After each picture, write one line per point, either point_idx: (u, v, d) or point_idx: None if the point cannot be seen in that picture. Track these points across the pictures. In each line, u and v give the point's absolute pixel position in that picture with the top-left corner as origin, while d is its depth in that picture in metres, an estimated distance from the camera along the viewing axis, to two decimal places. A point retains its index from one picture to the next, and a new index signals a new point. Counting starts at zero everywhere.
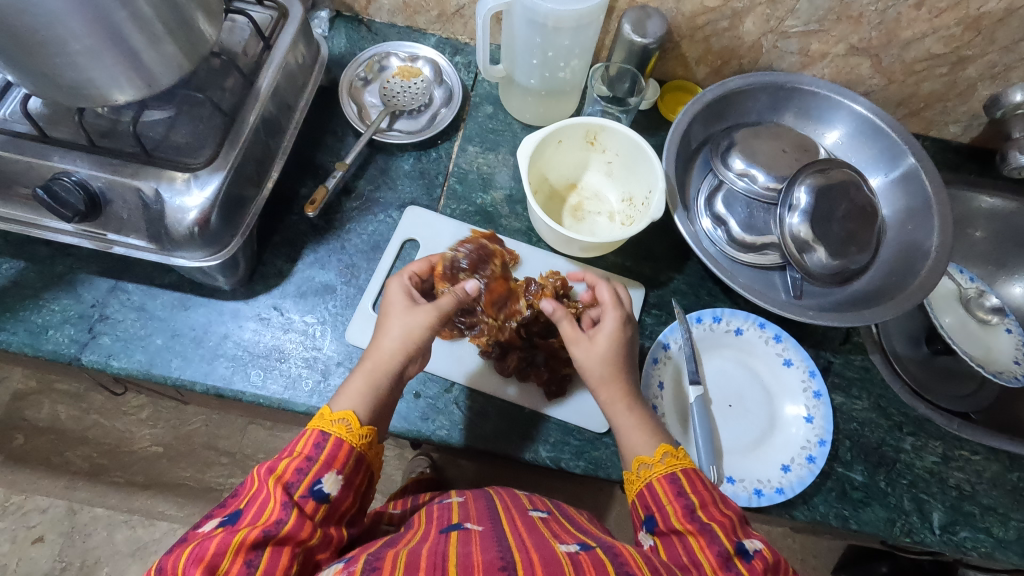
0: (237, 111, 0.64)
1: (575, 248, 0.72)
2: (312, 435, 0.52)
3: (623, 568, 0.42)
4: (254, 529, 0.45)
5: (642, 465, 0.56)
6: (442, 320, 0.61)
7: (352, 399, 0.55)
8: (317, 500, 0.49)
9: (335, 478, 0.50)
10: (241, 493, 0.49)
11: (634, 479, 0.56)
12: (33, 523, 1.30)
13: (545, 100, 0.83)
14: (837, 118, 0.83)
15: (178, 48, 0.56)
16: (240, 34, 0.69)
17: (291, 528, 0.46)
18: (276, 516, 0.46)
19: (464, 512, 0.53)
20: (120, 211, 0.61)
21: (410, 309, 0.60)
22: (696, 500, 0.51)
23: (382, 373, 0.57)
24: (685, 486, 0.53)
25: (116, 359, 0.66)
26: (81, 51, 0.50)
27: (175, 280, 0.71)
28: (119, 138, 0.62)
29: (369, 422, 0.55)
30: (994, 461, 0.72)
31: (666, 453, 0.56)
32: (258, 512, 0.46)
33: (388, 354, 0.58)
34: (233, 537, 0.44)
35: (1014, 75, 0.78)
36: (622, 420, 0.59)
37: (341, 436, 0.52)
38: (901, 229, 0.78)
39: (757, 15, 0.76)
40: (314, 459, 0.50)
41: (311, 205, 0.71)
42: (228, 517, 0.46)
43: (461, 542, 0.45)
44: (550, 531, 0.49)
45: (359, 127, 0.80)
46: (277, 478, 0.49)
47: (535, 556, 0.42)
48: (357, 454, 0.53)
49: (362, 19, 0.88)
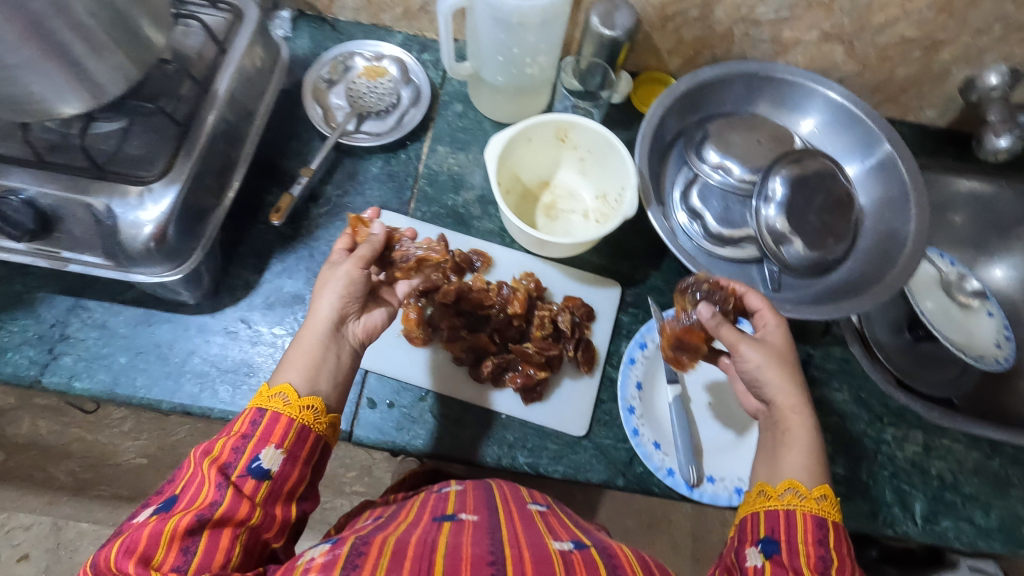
0: (193, 119, 0.62)
1: (555, 249, 0.71)
2: (249, 414, 0.52)
3: (612, 561, 0.43)
4: (188, 515, 0.45)
5: (792, 490, 0.52)
6: (361, 265, 0.60)
7: (287, 368, 0.55)
8: (257, 478, 0.49)
9: (274, 452, 0.50)
10: (179, 476, 0.49)
11: (774, 498, 0.53)
12: (18, 541, 1.28)
13: (516, 98, 0.81)
14: (812, 106, 0.81)
15: (124, 57, 0.54)
16: (194, 39, 0.67)
17: (228, 507, 0.46)
18: (211, 498, 0.46)
19: (460, 500, 0.53)
20: (73, 228, 0.58)
21: (331, 270, 0.60)
22: (835, 560, 0.48)
23: (311, 331, 0.57)
24: (828, 537, 0.50)
25: (79, 379, 0.64)
26: (17, 64, 0.47)
27: (138, 296, 0.69)
28: (68, 152, 0.60)
29: (310, 392, 0.54)
30: (975, 449, 0.71)
31: (823, 495, 0.52)
32: (193, 496, 0.46)
33: (313, 316, 0.58)
34: (165, 524, 0.44)
35: (988, 58, 0.77)
36: (795, 439, 0.56)
37: (278, 409, 0.52)
38: (878, 217, 0.77)
39: (727, 3, 0.74)
40: (251, 436, 0.50)
41: (276, 214, 0.70)
42: (165, 503, 0.46)
43: (453, 532, 0.45)
44: (545, 526, 0.49)
45: (325, 130, 0.78)
46: (212, 461, 0.48)
47: (526, 554, 0.42)
48: (298, 427, 0.52)
49: (326, 18, 0.86)
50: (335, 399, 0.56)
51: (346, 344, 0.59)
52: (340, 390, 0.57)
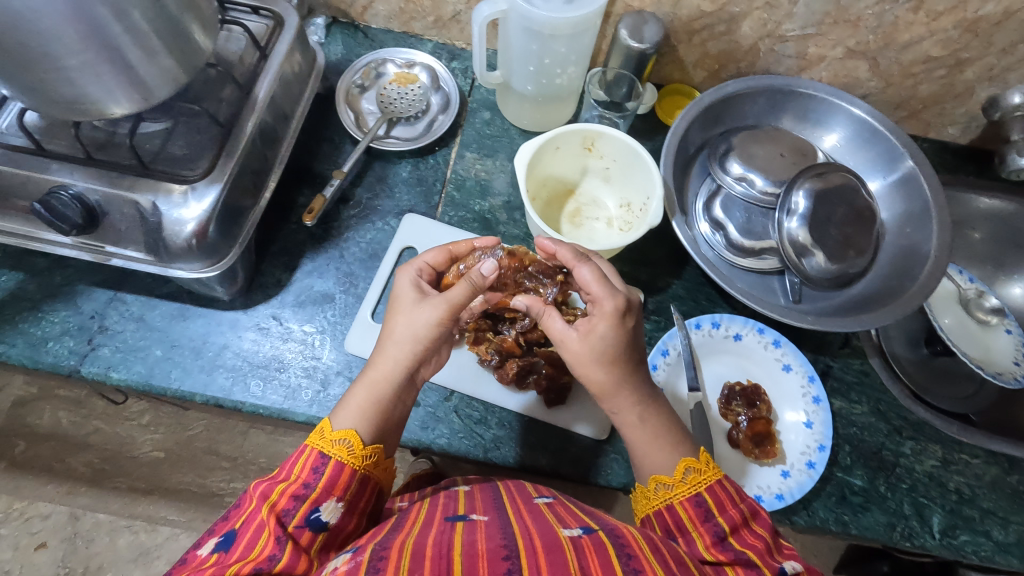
0: (234, 121, 0.64)
1: None
2: (312, 458, 0.51)
3: (625, 549, 0.42)
4: (247, 563, 0.42)
5: (661, 484, 0.54)
6: (453, 311, 0.58)
7: (354, 415, 0.55)
8: (314, 530, 0.47)
9: (334, 505, 0.49)
10: (236, 514, 0.47)
11: (652, 496, 0.54)
12: (36, 530, 1.29)
13: (543, 106, 0.82)
14: (835, 121, 0.82)
15: (174, 60, 0.56)
16: (236, 44, 0.69)
17: (286, 562, 0.44)
18: (269, 551, 0.44)
19: (469, 502, 0.53)
20: (117, 223, 0.60)
21: (417, 309, 0.59)
22: (720, 516, 0.51)
23: (386, 382, 0.57)
24: (711, 506, 0.51)
25: (116, 370, 0.66)
26: (76, 66, 0.49)
27: (174, 291, 0.71)
28: (115, 151, 0.62)
29: (374, 441, 0.55)
30: (993, 465, 0.72)
31: (689, 469, 0.54)
32: (249, 544, 0.44)
33: (393, 364, 0.58)
34: (224, 569, 0.41)
35: (1012, 77, 0.78)
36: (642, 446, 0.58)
37: (342, 458, 0.52)
38: (899, 232, 0.78)
39: (754, 19, 0.76)
40: (313, 485, 0.49)
41: (309, 215, 0.72)
42: (224, 541, 0.44)
43: (466, 531, 0.45)
44: (554, 516, 0.49)
45: (356, 134, 0.80)
46: (270, 506, 0.47)
47: (538, 543, 0.42)
48: (360, 476, 0.52)
49: (359, 25, 0.88)
50: (389, 443, 0.57)
51: (411, 390, 0.60)
52: (398, 429, 0.59)
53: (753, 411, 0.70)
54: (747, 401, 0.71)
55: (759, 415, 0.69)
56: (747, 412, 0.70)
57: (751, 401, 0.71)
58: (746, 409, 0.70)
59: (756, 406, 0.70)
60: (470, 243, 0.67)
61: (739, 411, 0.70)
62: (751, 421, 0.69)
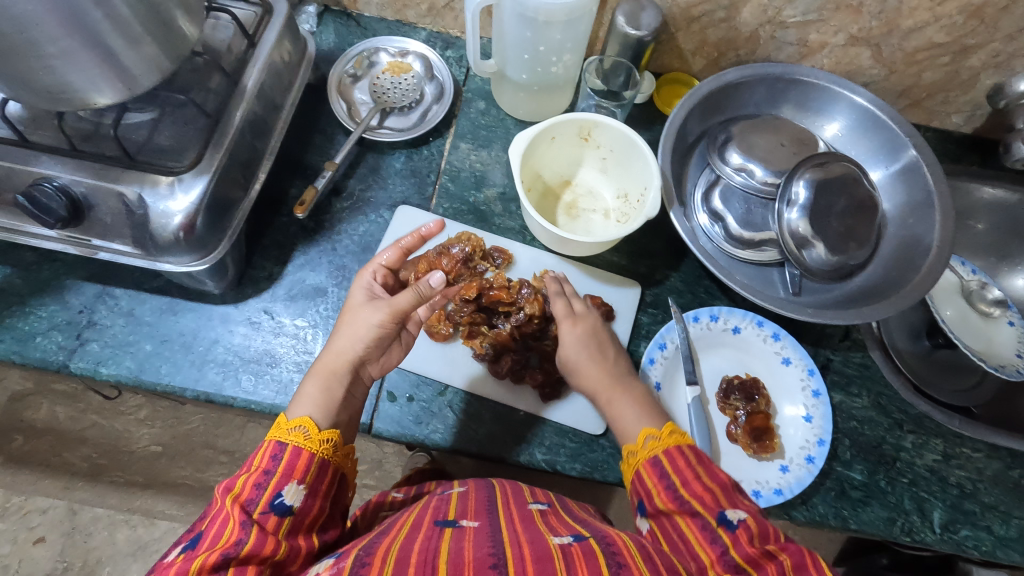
0: (222, 112, 0.62)
1: (564, 248, 0.73)
2: (269, 448, 0.50)
3: (616, 559, 0.41)
4: (213, 553, 0.42)
5: (630, 453, 0.56)
6: (396, 316, 0.58)
7: (308, 404, 0.54)
8: (279, 514, 0.47)
9: (296, 488, 0.48)
10: (204, 516, 0.47)
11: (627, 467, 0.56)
12: (34, 524, 1.29)
13: (538, 95, 0.81)
14: (837, 109, 0.81)
15: (158, 48, 0.54)
16: (224, 32, 0.67)
17: (253, 546, 0.44)
18: (237, 536, 0.44)
19: (461, 504, 0.52)
20: (103, 216, 0.59)
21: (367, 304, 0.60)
22: (676, 477, 0.51)
23: (338, 374, 0.57)
24: (668, 466, 0.52)
25: (105, 365, 0.65)
26: (56, 54, 0.48)
27: (163, 285, 0.70)
28: (100, 142, 0.60)
29: (329, 426, 0.54)
30: (995, 458, 0.71)
31: (648, 437, 0.55)
32: (216, 535, 0.44)
33: (340, 356, 0.57)
34: (192, 563, 0.41)
35: (1018, 64, 0.76)
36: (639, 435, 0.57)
37: (298, 443, 0.51)
38: (901, 222, 0.76)
39: (754, 5, 0.74)
40: (272, 471, 0.49)
41: (300, 206, 0.70)
42: (191, 540, 0.44)
43: (455, 537, 0.44)
44: (546, 524, 0.48)
45: (349, 125, 0.78)
46: (234, 498, 0.46)
47: (527, 552, 0.41)
48: (319, 461, 0.51)
49: (351, 13, 0.86)
50: (345, 432, 0.57)
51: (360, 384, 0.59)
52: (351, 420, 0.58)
53: (748, 403, 0.69)
54: (743, 394, 0.70)
55: (755, 406, 0.69)
56: (743, 404, 0.69)
57: (748, 392, 0.70)
58: (742, 401, 0.70)
59: (752, 397, 0.70)
60: (417, 232, 0.67)
61: (734, 404, 0.70)
62: (747, 413, 0.69)
